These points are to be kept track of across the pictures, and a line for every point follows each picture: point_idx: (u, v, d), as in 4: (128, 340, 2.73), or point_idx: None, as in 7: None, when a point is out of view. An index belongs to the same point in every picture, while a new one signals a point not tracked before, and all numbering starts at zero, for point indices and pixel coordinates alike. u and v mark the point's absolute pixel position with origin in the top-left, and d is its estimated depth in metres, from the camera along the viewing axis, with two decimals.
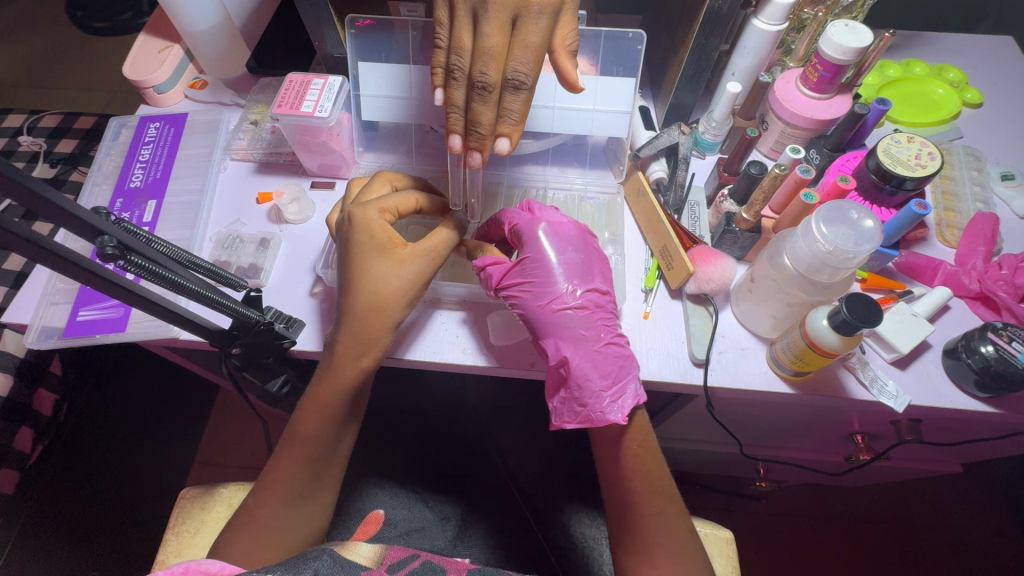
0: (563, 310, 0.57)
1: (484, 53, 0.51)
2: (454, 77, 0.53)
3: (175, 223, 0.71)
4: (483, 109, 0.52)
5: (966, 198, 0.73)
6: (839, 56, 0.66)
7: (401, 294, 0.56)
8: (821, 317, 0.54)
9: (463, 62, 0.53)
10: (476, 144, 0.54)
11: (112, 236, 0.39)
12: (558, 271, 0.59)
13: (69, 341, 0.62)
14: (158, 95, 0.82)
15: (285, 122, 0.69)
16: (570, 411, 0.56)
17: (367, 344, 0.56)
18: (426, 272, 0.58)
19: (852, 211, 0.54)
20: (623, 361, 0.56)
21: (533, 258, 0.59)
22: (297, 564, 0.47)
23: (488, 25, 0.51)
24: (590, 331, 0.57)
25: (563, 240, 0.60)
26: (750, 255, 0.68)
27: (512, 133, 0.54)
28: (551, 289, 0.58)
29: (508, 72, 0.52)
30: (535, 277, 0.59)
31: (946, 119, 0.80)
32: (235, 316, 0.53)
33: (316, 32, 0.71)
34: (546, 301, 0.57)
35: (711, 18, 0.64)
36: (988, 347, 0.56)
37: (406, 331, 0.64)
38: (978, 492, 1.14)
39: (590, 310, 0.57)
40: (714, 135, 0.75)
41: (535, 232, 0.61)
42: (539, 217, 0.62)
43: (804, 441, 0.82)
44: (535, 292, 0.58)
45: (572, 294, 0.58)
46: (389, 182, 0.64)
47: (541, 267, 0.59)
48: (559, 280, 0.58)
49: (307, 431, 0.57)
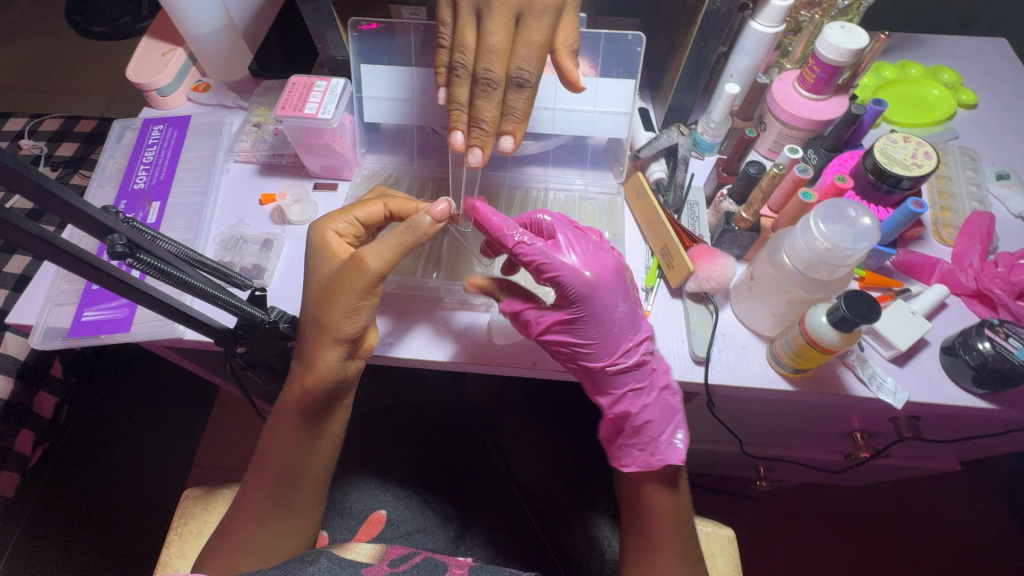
0: (617, 368, 0.58)
1: (489, 50, 0.53)
2: (458, 74, 0.54)
3: (178, 226, 0.71)
4: (487, 104, 0.54)
5: (962, 197, 0.74)
6: (836, 58, 0.66)
7: (356, 319, 0.55)
8: (820, 314, 0.54)
9: (466, 60, 0.54)
10: (479, 140, 0.54)
11: (121, 234, 0.39)
12: (614, 330, 0.57)
13: (74, 342, 0.62)
14: (161, 98, 0.82)
15: (288, 124, 0.69)
16: (629, 456, 0.60)
17: (309, 364, 0.56)
18: (372, 299, 0.55)
19: (850, 209, 0.55)
20: (673, 402, 0.60)
21: (587, 315, 0.57)
22: (294, 568, 0.48)
23: (492, 23, 0.53)
24: (645, 382, 0.59)
25: (616, 293, 0.57)
26: (749, 254, 0.69)
27: (516, 130, 0.55)
28: (605, 348, 0.58)
29: (512, 71, 0.54)
30: (592, 337, 0.58)
31: (941, 119, 0.81)
32: (242, 315, 0.53)
33: (319, 35, 0.72)
34: (606, 363, 0.58)
35: (710, 20, 0.65)
36: (985, 344, 0.56)
37: (408, 323, 0.65)
38: (977, 490, 1.14)
39: (647, 362, 0.59)
40: (713, 136, 0.76)
41: (564, 287, 0.56)
42: (579, 261, 0.57)
43: (803, 439, 0.83)
44: (592, 350, 0.58)
45: (627, 352, 0.58)
46: (382, 204, 0.61)
47: (589, 323, 0.57)
48: (610, 339, 0.58)
49: (307, 426, 0.58)
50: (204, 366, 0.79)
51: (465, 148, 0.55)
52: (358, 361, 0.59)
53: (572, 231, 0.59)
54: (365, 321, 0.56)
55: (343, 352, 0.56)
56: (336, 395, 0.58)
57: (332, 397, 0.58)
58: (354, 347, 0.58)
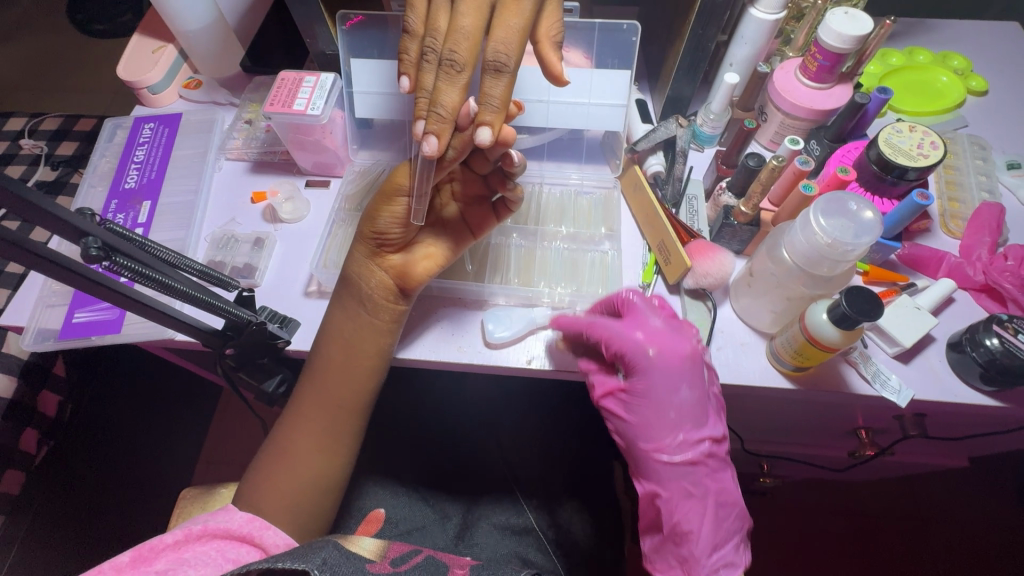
0: (667, 471, 0.58)
1: (458, 32, 0.50)
2: (427, 60, 0.51)
3: (169, 225, 0.70)
4: (449, 89, 0.48)
5: (971, 187, 0.72)
6: (838, 45, 0.64)
7: (386, 226, 0.58)
8: (820, 312, 0.52)
9: (437, 44, 0.51)
10: (436, 128, 0.48)
11: (96, 237, 0.39)
12: (670, 416, 0.57)
13: (65, 344, 0.62)
14: (152, 96, 0.81)
15: (278, 121, 0.68)
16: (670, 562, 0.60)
17: (348, 279, 0.60)
18: (391, 207, 0.58)
19: (851, 203, 0.53)
20: (729, 518, 0.58)
21: (648, 401, 0.58)
22: (305, 553, 0.45)
23: (464, 6, 0.51)
24: (696, 487, 0.58)
25: (690, 381, 0.57)
26: (749, 249, 0.67)
27: (495, 120, 0.48)
28: (659, 449, 0.58)
29: (488, 54, 0.49)
30: (650, 421, 0.58)
31: (950, 107, 0.79)
32: (227, 317, 0.53)
33: (307, 29, 0.71)
34: (652, 450, 0.58)
35: (708, 7, 0.62)
36: (993, 340, 0.54)
37: (410, 319, 0.64)
38: (985, 485, 1.12)
39: (701, 463, 0.57)
40: (712, 128, 0.74)
41: (643, 365, 0.58)
42: (645, 338, 0.58)
43: (807, 436, 0.81)
44: (643, 434, 0.58)
45: (689, 445, 0.57)
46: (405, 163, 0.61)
47: (650, 406, 0.58)
48: (674, 431, 0.57)
49: (316, 415, 0.60)
50: (200, 365, 0.78)
51: (423, 137, 0.48)
52: (383, 276, 0.60)
53: (645, 314, 0.59)
54: (385, 226, 0.58)
55: (374, 265, 0.60)
56: (366, 302, 0.59)
57: (355, 298, 0.60)
58: (380, 250, 0.60)
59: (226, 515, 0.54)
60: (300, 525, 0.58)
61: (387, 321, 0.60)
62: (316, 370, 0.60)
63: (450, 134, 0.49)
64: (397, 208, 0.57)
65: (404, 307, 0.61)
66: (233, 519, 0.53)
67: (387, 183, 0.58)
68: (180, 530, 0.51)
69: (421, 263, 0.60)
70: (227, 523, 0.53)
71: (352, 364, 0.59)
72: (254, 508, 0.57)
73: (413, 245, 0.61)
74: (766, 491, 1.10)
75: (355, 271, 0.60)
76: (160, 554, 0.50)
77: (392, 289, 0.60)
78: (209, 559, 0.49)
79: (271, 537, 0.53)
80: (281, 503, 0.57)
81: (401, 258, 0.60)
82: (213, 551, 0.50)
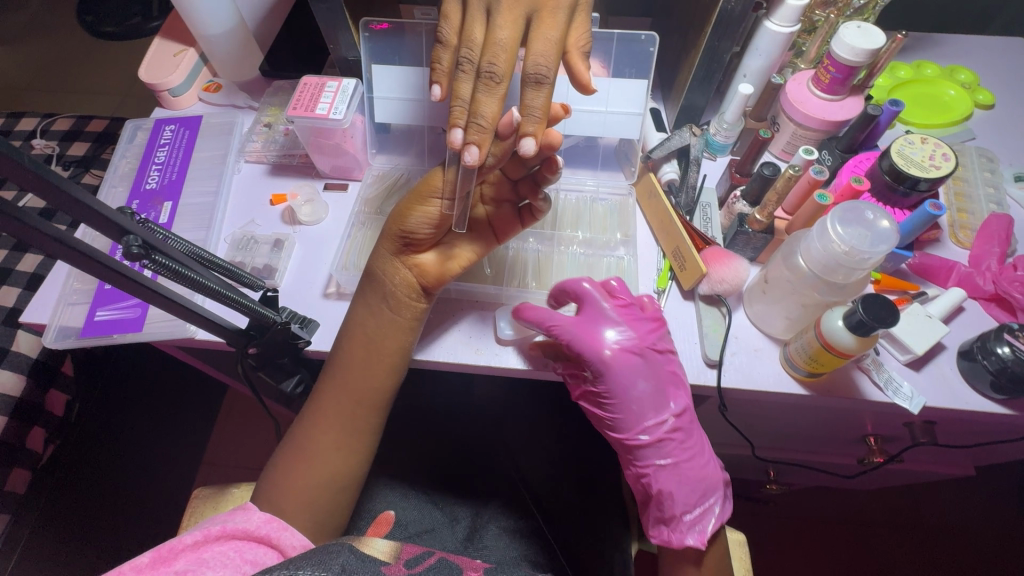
0: (639, 452, 0.61)
1: (495, 44, 0.51)
2: (463, 69, 0.51)
3: (189, 226, 0.71)
4: (488, 100, 0.49)
5: (979, 199, 0.73)
6: (852, 58, 0.66)
7: (418, 227, 0.58)
8: (836, 318, 0.53)
9: (473, 54, 0.52)
10: (476, 138, 0.48)
11: (137, 235, 0.40)
12: (634, 406, 0.60)
13: (86, 341, 0.62)
14: (173, 98, 0.83)
15: (300, 125, 0.70)
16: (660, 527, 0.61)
17: (374, 276, 0.61)
18: (424, 207, 0.57)
19: (867, 212, 0.54)
20: (705, 481, 0.61)
21: (614, 393, 0.61)
22: (322, 559, 0.45)
23: (501, 19, 0.52)
24: (670, 458, 0.60)
25: (643, 369, 0.60)
26: (763, 256, 0.68)
27: (537, 132, 0.49)
28: (628, 433, 0.61)
29: (528, 67, 0.50)
30: (620, 411, 0.61)
31: (957, 120, 0.80)
32: (252, 314, 0.53)
33: (330, 35, 0.72)
34: (628, 435, 0.61)
35: (725, 19, 0.64)
36: (1004, 348, 0.55)
37: (430, 320, 0.65)
38: (988, 493, 1.13)
39: (671, 438, 0.60)
40: (725, 137, 0.75)
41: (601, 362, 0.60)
42: (600, 340, 0.60)
43: (816, 442, 0.82)
44: (617, 423, 0.61)
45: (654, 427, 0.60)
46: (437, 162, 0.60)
47: (616, 402, 0.61)
48: (639, 420, 0.60)
49: (332, 416, 0.61)
50: (215, 366, 0.79)
51: (462, 147, 0.49)
52: (407, 275, 0.61)
53: (598, 309, 0.62)
54: (415, 226, 0.58)
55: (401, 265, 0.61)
56: (390, 298, 0.60)
57: (379, 294, 0.61)
58: (406, 249, 0.61)
59: (242, 515, 0.54)
60: (318, 525, 0.59)
61: (408, 318, 0.61)
62: (336, 370, 0.61)
63: (490, 144, 0.50)
64: (430, 210, 0.57)
65: (426, 307, 0.62)
66: (251, 519, 0.53)
67: (421, 182, 0.58)
68: (198, 532, 0.51)
69: (446, 263, 0.61)
70: (244, 523, 0.53)
71: (368, 366, 0.60)
72: (272, 509, 0.58)
73: (437, 245, 0.61)
74: (772, 499, 1.10)
75: (380, 268, 0.61)
76: (179, 555, 0.49)
77: (415, 288, 0.61)
78: (227, 559, 0.50)
79: (288, 538, 0.54)
80: (299, 502, 0.58)
81: (428, 257, 0.61)
82: (232, 552, 0.50)
